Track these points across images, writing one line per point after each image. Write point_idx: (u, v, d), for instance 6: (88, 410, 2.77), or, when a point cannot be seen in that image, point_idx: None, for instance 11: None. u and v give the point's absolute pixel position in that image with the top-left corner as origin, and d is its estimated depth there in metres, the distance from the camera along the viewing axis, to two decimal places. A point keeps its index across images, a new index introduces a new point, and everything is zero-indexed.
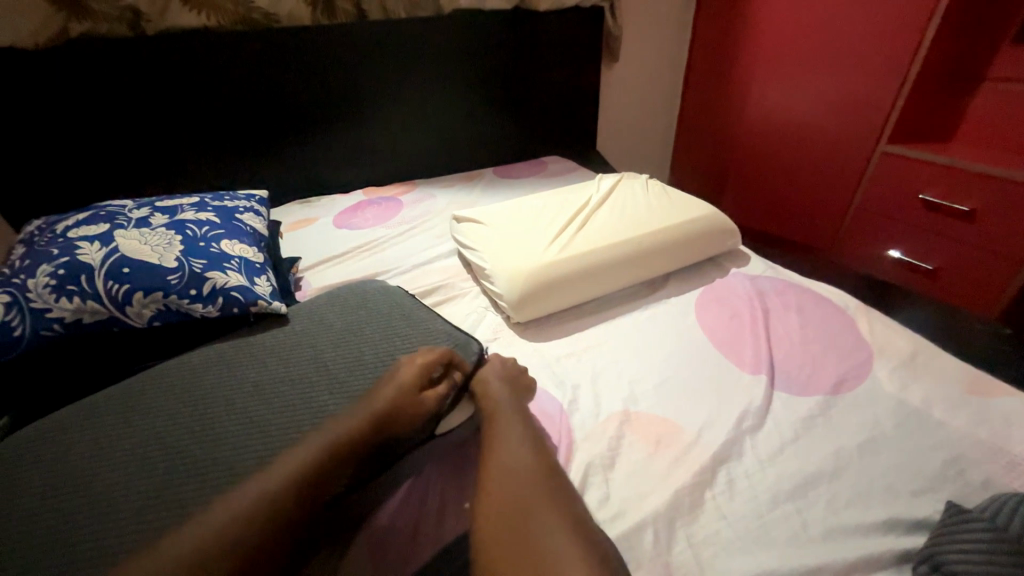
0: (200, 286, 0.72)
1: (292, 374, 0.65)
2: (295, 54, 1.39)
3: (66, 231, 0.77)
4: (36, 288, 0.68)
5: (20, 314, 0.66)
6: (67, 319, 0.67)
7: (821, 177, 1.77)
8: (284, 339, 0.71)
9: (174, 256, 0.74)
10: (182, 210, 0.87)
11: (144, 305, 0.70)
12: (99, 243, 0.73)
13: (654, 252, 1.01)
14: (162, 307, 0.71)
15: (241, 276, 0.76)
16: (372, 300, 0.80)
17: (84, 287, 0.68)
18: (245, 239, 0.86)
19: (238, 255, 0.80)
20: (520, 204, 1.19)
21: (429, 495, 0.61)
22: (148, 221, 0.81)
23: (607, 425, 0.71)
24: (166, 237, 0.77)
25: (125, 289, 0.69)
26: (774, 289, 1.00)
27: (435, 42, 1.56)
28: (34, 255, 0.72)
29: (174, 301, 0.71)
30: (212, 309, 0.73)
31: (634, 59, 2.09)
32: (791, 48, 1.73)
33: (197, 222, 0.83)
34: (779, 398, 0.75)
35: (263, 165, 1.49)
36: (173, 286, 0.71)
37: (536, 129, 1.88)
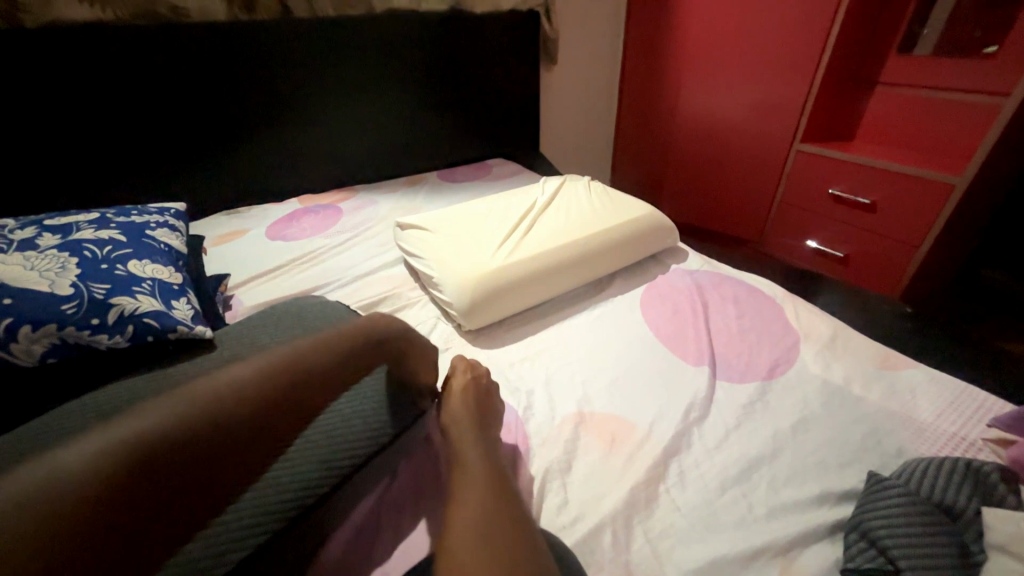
0: (105, 314, 0.64)
1: None
2: (211, 53, 1.28)
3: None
4: None
5: None
6: None
7: (749, 174, 1.89)
8: (209, 366, 0.64)
9: (70, 282, 0.65)
10: (78, 228, 0.76)
11: (32, 340, 0.60)
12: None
13: (599, 252, 1.03)
14: (57, 341, 0.61)
15: (155, 300, 0.69)
16: (310, 316, 0.74)
17: None
18: (158, 258, 0.77)
19: (150, 277, 0.72)
20: (466, 209, 1.17)
21: (384, 522, 0.58)
22: (34, 242, 0.71)
23: (562, 429, 0.71)
24: (58, 260, 0.68)
25: (7, 323, 0.59)
26: (711, 282, 1.06)
27: (370, 41, 1.50)
28: None
29: (73, 333, 0.62)
30: (121, 339, 0.64)
31: (572, 62, 2.13)
32: (713, 54, 1.84)
33: (97, 241, 0.74)
34: (721, 387, 0.79)
35: (182, 174, 1.36)
36: (69, 317, 0.62)
37: (479, 132, 1.87)
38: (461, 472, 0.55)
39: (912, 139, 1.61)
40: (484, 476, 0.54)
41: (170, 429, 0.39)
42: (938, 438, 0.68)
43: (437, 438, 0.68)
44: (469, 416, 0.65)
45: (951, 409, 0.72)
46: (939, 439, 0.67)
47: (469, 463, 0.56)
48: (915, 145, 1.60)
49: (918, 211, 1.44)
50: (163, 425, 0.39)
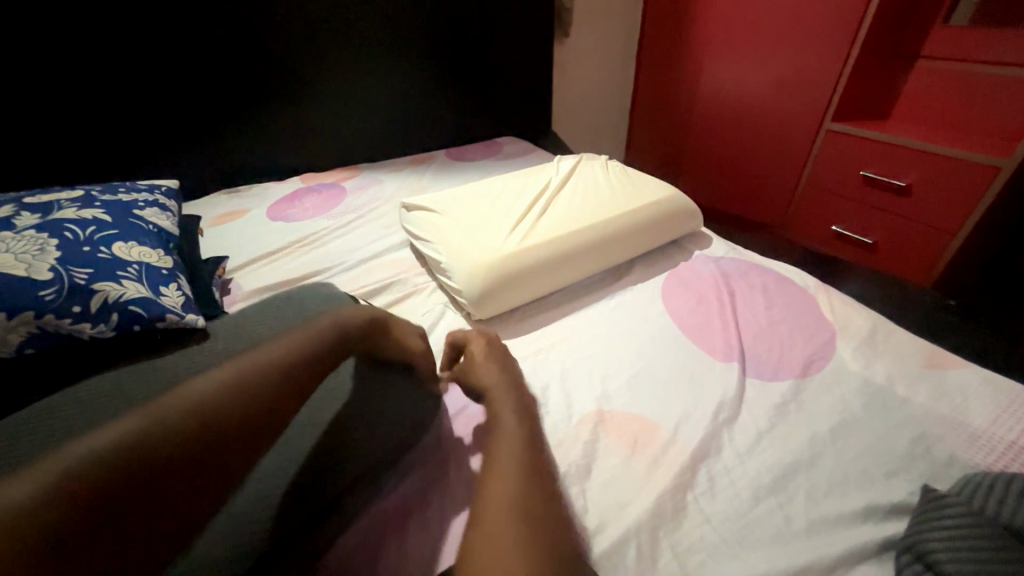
0: (86, 301, 0.59)
1: None
2: (206, 20, 1.19)
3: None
4: None
5: None
6: None
7: (773, 154, 1.78)
8: (202, 363, 0.59)
9: (48, 265, 0.60)
10: (60, 206, 0.71)
11: (9, 330, 0.55)
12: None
13: (619, 237, 0.97)
14: (36, 330, 0.57)
15: (142, 287, 0.64)
16: (312, 307, 0.68)
17: None
18: (146, 240, 0.72)
19: (137, 261, 0.67)
20: (476, 189, 1.10)
21: (389, 526, 0.53)
22: (12, 222, 0.66)
23: (580, 429, 0.66)
24: (36, 242, 0.63)
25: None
26: (737, 269, 0.99)
27: (373, 7, 1.40)
28: None
29: (52, 322, 0.57)
30: (105, 329, 0.59)
31: (587, 34, 2.00)
32: (738, 26, 1.71)
33: (79, 221, 0.68)
34: (752, 385, 0.73)
35: (178, 151, 1.30)
36: (48, 305, 0.57)
37: (490, 108, 1.79)
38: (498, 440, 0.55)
39: (953, 117, 1.49)
40: (521, 446, 0.53)
41: (145, 437, 0.36)
42: (994, 446, 0.62)
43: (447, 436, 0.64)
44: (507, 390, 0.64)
45: (1008, 413, 0.65)
46: (996, 448, 0.61)
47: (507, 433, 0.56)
48: (957, 124, 1.49)
49: (956, 195, 1.35)
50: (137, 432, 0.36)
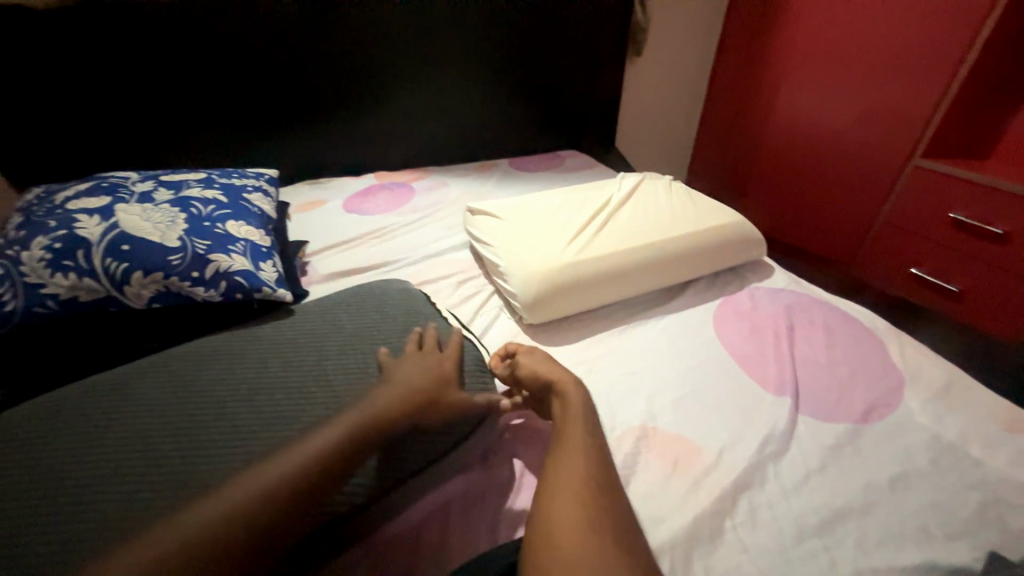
0: (202, 269, 0.69)
1: (292, 384, 0.59)
2: (306, 27, 1.31)
3: (64, 201, 0.74)
4: (31, 262, 0.65)
5: (14, 288, 0.64)
6: (62, 297, 0.64)
7: (851, 187, 1.68)
8: (290, 337, 0.67)
9: (176, 235, 0.70)
10: (187, 185, 0.83)
11: (143, 286, 0.66)
12: (98, 217, 0.70)
13: (676, 259, 0.97)
14: (162, 289, 0.67)
15: (246, 260, 0.73)
16: (389, 301, 0.75)
17: (82, 263, 0.65)
18: (252, 221, 0.82)
19: (244, 238, 0.77)
20: (538, 199, 1.14)
21: (436, 503, 0.59)
22: (152, 196, 0.78)
23: (623, 441, 0.67)
24: (169, 214, 0.74)
25: (124, 268, 0.66)
26: (799, 303, 0.96)
27: (459, 23, 1.48)
28: (31, 226, 0.70)
29: (174, 284, 0.67)
30: (215, 294, 0.69)
31: (661, 55, 1.99)
32: (818, 54, 1.64)
33: (202, 199, 0.79)
34: (805, 422, 0.71)
35: (272, 143, 1.43)
36: (174, 268, 0.67)
37: (556, 122, 1.83)
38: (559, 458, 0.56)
39: None
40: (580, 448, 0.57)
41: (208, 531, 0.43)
42: None
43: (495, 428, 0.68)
44: (579, 408, 0.63)
45: None
46: None
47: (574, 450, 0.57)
48: None
49: None
50: (203, 523, 0.44)
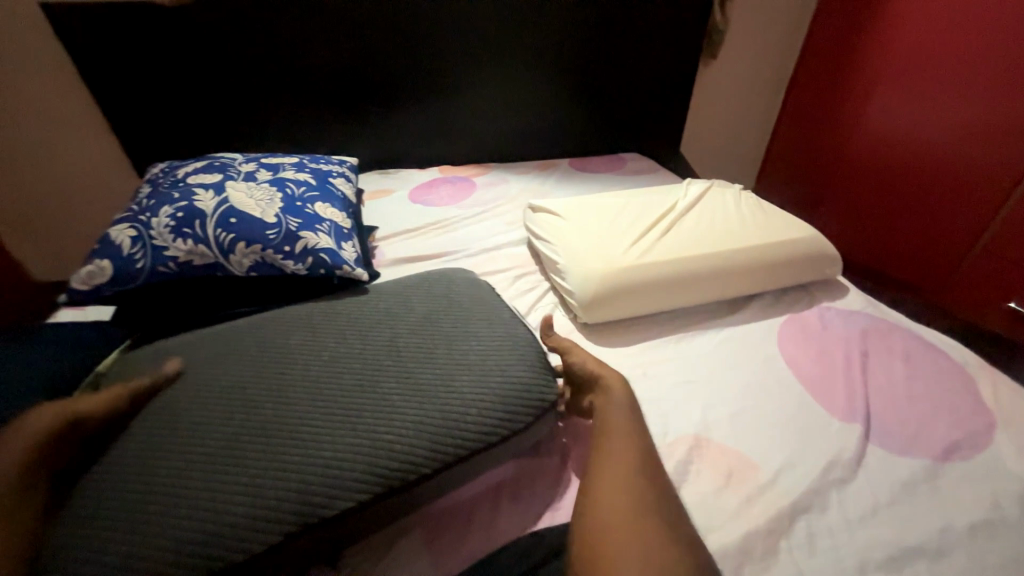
0: (294, 244, 0.76)
1: (367, 357, 0.64)
2: (384, 24, 1.37)
3: (185, 177, 0.85)
4: (158, 227, 0.76)
5: (144, 249, 0.75)
6: (180, 259, 0.74)
7: (942, 212, 1.54)
8: (365, 313, 0.72)
9: (275, 212, 0.78)
10: (283, 168, 0.91)
11: (244, 256, 0.75)
12: (213, 192, 0.80)
13: (741, 271, 0.94)
14: (259, 259, 0.75)
15: (330, 239, 0.79)
16: (457, 291, 0.78)
17: (197, 232, 0.75)
18: (336, 204, 0.89)
19: (329, 219, 0.84)
20: (600, 200, 1.13)
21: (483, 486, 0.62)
22: (254, 175, 0.87)
23: (676, 447, 0.67)
24: (268, 193, 0.82)
25: (232, 239, 0.75)
26: (876, 328, 0.90)
27: (535, 24, 1.48)
28: (158, 196, 0.81)
29: (270, 256, 0.75)
30: (302, 267, 0.76)
31: (739, 58, 1.89)
32: (914, 63, 1.51)
33: (296, 181, 0.87)
34: (875, 453, 0.68)
35: (347, 133, 1.51)
36: (270, 242, 0.75)
37: (623, 125, 1.77)
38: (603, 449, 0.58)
39: None
40: (628, 446, 0.58)
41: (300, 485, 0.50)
42: None
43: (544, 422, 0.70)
44: (624, 404, 0.63)
45: None
46: None
47: (618, 443, 0.58)
48: None
49: None
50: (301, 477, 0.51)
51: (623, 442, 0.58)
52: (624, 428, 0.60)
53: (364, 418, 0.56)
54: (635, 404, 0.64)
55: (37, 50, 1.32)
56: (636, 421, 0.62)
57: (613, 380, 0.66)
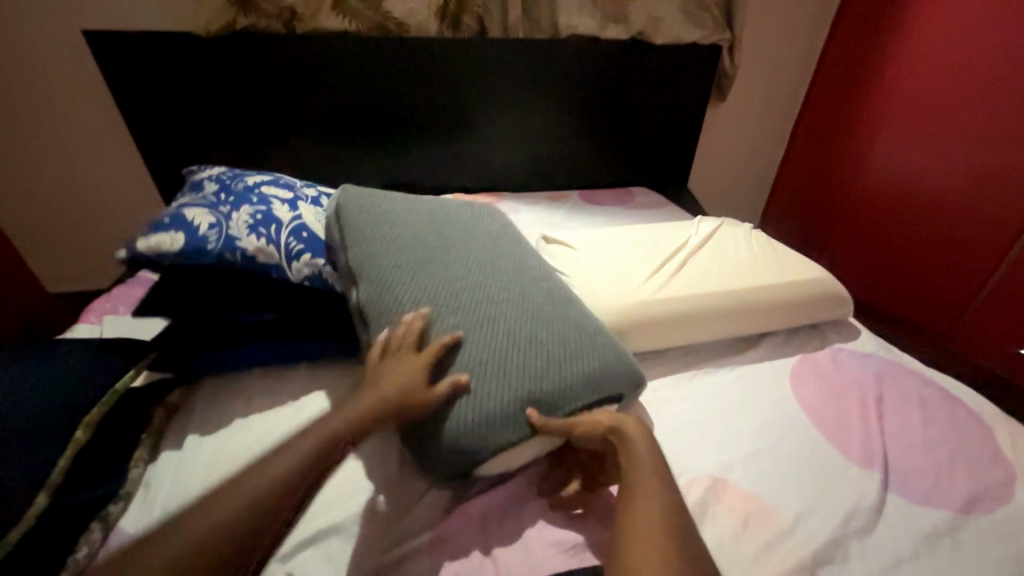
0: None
1: (483, 336, 0.71)
2: (405, 60, 1.43)
3: (257, 185, 0.96)
4: (237, 221, 0.85)
5: (217, 234, 0.83)
6: (247, 253, 0.83)
7: (943, 256, 1.55)
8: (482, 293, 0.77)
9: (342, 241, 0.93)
10: None
11: (306, 266, 0.86)
12: (288, 206, 0.93)
13: (752, 310, 0.95)
14: (319, 273, 0.87)
15: None
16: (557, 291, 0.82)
17: (272, 234, 0.86)
18: None
19: None
20: (612, 233, 1.14)
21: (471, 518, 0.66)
22: (322, 201, 1.00)
23: (692, 489, 0.67)
24: None
25: (301, 248, 0.86)
26: (889, 372, 0.90)
27: (550, 63, 1.55)
28: (237, 197, 0.91)
29: (330, 273, 0.87)
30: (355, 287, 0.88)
31: (746, 101, 1.94)
32: (916, 111, 1.55)
33: None
34: (895, 502, 0.68)
35: (363, 160, 1.54)
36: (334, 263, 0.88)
37: (633, 162, 1.80)
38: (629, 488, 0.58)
39: None
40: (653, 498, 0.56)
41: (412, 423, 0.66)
42: None
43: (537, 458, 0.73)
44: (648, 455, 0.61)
45: None
46: None
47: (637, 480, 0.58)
48: None
49: None
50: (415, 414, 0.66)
51: (647, 497, 0.56)
52: (650, 477, 0.58)
53: (466, 390, 0.66)
54: (660, 455, 0.62)
55: (76, 78, 1.40)
56: (661, 473, 0.59)
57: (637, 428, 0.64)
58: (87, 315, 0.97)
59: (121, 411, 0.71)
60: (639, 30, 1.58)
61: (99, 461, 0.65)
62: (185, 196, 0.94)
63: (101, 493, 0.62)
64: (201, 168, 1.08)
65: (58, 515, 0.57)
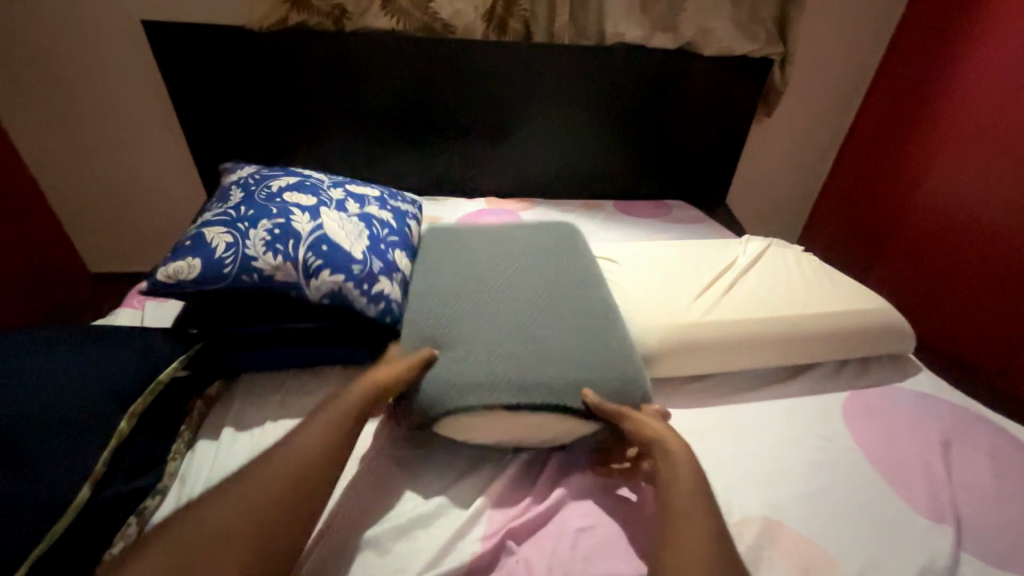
0: (372, 284, 0.83)
1: (512, 341, 0.75)
2: (449, 61, 1.42)
3: (280, 191, 0.92)
4: (254, 238, 0.81)
5: (235, 255, 0.79)
6: (265, 273, 0.79)
7: (1002, 293, 1.39)
8: (520, 303, 0.82)
9: (361, 249, 0.86)
10: (368, 202, 1.01)
11: (324, 283, 0.80)
12: (308, 215, 0.88)
13: (805, 339, 0.90)
14: (337, 288, 0.81)
15: (399, 288, 0.87)
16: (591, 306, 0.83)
17: (288, 250, 0.81)
18: (411, 251, 0.97)
19: (404, 268, 0.91)
20: (654, 248, 1.10)
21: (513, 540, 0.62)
22: (344, 205, 0.95)
23: (744, 528, 0.63)
24: (356, 229, 0.91)
25: (318, 265, 0.81)
26: (954, 415, 0.84)
27: (594, 71, 1.51)
28: (257, 207, 0.87)
29: (348, 289, 0.81)
30: (374, 309, 0.82)
31: (793, 117, 1.86)
32: (978, 135, 1.43)
33: (381, 223, 0.96)
34: (968, 561, 0.62)
35: (401, 159, 1.54)
36: (352, 275, 0.82)
37: (672, 174, 1.76)
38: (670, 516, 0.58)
39: None
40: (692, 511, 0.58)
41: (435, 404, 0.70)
42: None
43: (585, 479, 0.69)
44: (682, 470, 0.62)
45: None
46: None
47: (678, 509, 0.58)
48: None
49: None
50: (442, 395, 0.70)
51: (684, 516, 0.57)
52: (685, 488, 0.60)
53: (483, 385, 0.70)
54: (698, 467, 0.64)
55: (130, 67, 1.43)
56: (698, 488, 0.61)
57: (675, 441, 0.66)
58: (128, 301, 0.98)
59: (163, 401, 0.72)
60: (688, 40, 1.54)
61: (145, 449, 0.66)
62: (210, 205, 0.92)
63: (141, 486, 0.62)
64: (234, 170, 1.07)
65: (101, 504, 0.58)
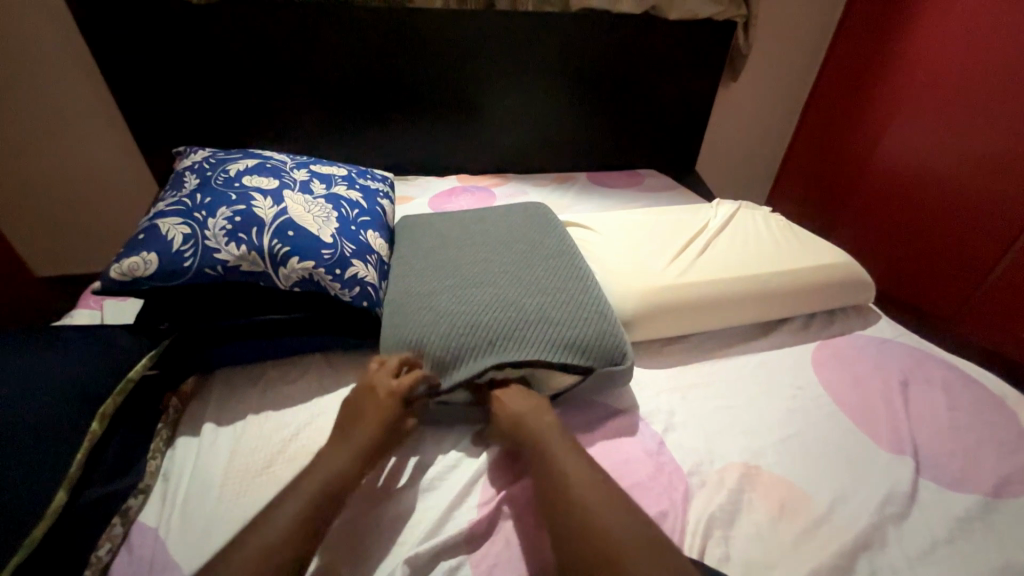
0: (344, 269, 0.80)
1: (481, 305, 0.77)
2: (408, 32, 1.36)
3: (238, 175, 0.88)
4: (213, 228, 0.77)
5: (194, 247, 0.75)
6: (229, 263, 0.76)
7: (947, 241, 1.49)
8: (489, 274, 0.85)
9: (331, 233, 0.83)
10: (335, 182, 0.97)
11: (293, 271, 0.77)
12: (271, 200, 0.84)
13: (774, 295, 0.93)
14: (307, 275, 0.78)
15: (373, 271, 0.84)
16: (558, 269, 0.86)
17: (252, 238, 0.77)
18: (383, 232, 0.95)
19: (377, 250, 0.89)
20: (628, 215, 1.12)
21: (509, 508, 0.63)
22: (309, 186, 0.92)
23: (726, 476, 0.67)
24: (324, 211, 0.87)
25: (285, 251, 0.78)
26: (912, 356, 0.90)
27: (559, 39, 1.48)
28: (214, 194, 0.83)
29: (320, 274, 0.78)
30: (347, 294, 0.80)
31: (758, 80, 1.88)
32: (927, 91, 1.48)
33: (350, 203, 0.93)
34: (926, 487, 0.68)
35: (365, 138, 1.49)
36: (324, 261, 0.79)
37: (642, 143, 1.76)
38: (568, 498, 0.55)
39: None
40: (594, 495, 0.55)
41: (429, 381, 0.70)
42: None
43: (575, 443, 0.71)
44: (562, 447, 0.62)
45: None
46: None
47: (578, 483, 0.56)
48: None
49: None
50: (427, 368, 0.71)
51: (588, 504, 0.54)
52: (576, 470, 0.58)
53: (456, 346, 0.72)
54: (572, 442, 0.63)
55: (54, 48, 1.30)
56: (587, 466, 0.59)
57: (537, 414, 0.66)
58: (85, 301, 0.92)
59: (134, 401, 0.69)
60: (652, 4, 1.52)
61: (120, 450, 0.63)
62: (164, 193, 0.87)
63: (120, 488, 0.61)
64: (187, 154, 1.00)
65: (77, 513, 0.56)
